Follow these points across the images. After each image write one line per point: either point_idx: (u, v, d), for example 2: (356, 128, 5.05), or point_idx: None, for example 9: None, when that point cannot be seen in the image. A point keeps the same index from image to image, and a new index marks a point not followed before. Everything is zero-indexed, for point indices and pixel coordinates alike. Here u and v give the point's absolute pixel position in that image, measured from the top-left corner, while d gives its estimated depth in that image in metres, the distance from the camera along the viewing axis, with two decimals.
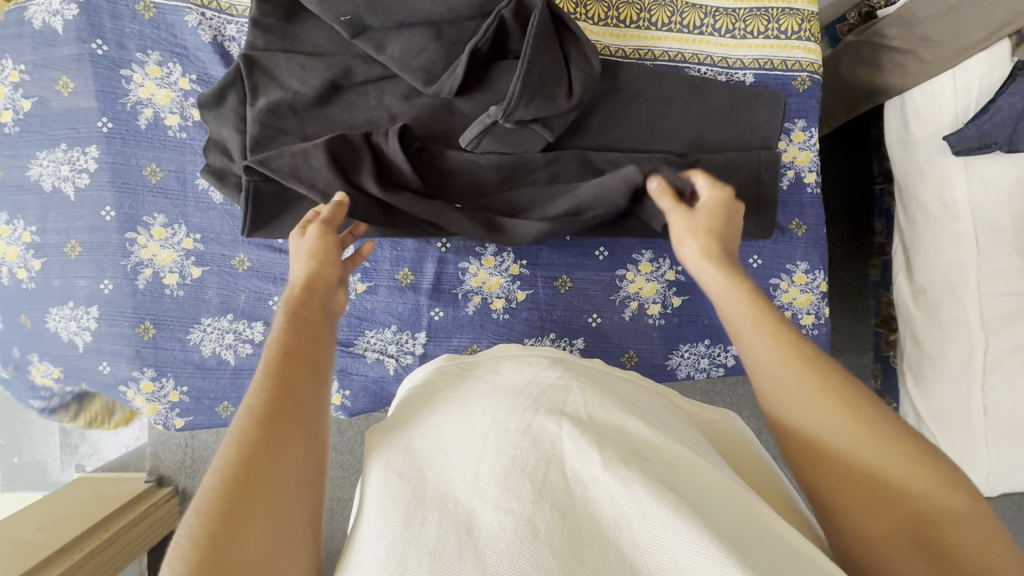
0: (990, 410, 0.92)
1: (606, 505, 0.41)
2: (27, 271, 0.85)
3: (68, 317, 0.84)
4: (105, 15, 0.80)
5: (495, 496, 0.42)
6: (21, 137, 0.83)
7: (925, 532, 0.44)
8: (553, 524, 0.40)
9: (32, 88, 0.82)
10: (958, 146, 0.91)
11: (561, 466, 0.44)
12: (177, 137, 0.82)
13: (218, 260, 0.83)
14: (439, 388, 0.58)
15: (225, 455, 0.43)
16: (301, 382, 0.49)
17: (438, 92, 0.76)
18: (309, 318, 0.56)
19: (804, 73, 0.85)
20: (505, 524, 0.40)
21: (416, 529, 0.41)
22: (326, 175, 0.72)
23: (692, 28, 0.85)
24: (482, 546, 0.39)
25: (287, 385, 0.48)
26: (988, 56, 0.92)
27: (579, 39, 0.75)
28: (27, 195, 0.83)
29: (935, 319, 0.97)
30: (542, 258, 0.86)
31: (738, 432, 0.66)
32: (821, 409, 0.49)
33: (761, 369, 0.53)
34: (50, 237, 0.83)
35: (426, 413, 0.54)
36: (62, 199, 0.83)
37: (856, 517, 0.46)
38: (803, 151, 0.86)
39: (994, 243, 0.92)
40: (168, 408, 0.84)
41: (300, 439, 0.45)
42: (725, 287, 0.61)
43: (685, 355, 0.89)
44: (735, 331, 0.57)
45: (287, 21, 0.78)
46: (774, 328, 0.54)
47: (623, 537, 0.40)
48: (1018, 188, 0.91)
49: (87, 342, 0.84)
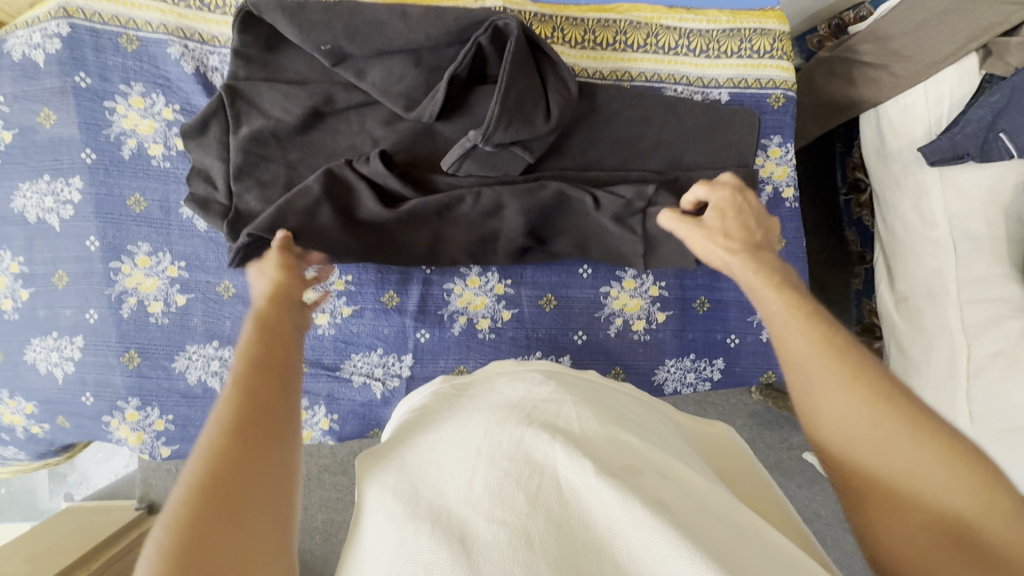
0: (977, 417, 0.92)
1: (599, 512, 0.42)
2: (14, 301, 0.84)
3: (50, 348, 0.84)
4: (87, 48, 0.80)
5: (490, 507, 0.42)
6: (4, 170, 0.83)
7: (953, 529, 0.41)
8: (546, 534, 0.40)
9: (12, 121, 0.82)
10: (933, 158, 0.93)
11: (555, 477, 0.45)
12: (160, 167, 0.82)
13: (203, 288, 0.83)
14: (435, 408, 0.59)
15: (184, 484, 0.41)
16: (270, 402, 0.48)
17: (419, 117, 0.77)
18: (279, 335, 0.56)
19: (778, 90, 0.87)
20: (499, 535, 0.40)
21: (409, 543, 0.40)
22: (336, 230, 0.76)
23: (667, 49, 0.87)
24: (476, 556, 0.39)
25: (255, 408, 0.47)
26: (957, 69, 0.95)
27: (556, 63, 0.77)
28: (13, 227, 0.83)
29: (918, 325, 0.99)
30: (527, 278, 0.87)
31: (735, 442, 0.66)
32: (838, 404, 0.48)
33: (790, 350, 0.53)
34: (38, 267, 0.83)
35: (421, 431, 0.54)
36: (47, 230, 0.83)
37: (880, 518, 0.44)
38: (780, 166, 0.87)
39: (971, 250, 0.93)
40: (154, 436, 0.84)
41: (267, 459, 0.44)
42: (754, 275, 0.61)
43: (671, 370, 0.89)
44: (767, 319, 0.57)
45: (268, 51, 0.79)
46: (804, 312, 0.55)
47: (617, 546, 0.40)
48: (992, 197, 0.93)
49: (69, 372, 0.83)
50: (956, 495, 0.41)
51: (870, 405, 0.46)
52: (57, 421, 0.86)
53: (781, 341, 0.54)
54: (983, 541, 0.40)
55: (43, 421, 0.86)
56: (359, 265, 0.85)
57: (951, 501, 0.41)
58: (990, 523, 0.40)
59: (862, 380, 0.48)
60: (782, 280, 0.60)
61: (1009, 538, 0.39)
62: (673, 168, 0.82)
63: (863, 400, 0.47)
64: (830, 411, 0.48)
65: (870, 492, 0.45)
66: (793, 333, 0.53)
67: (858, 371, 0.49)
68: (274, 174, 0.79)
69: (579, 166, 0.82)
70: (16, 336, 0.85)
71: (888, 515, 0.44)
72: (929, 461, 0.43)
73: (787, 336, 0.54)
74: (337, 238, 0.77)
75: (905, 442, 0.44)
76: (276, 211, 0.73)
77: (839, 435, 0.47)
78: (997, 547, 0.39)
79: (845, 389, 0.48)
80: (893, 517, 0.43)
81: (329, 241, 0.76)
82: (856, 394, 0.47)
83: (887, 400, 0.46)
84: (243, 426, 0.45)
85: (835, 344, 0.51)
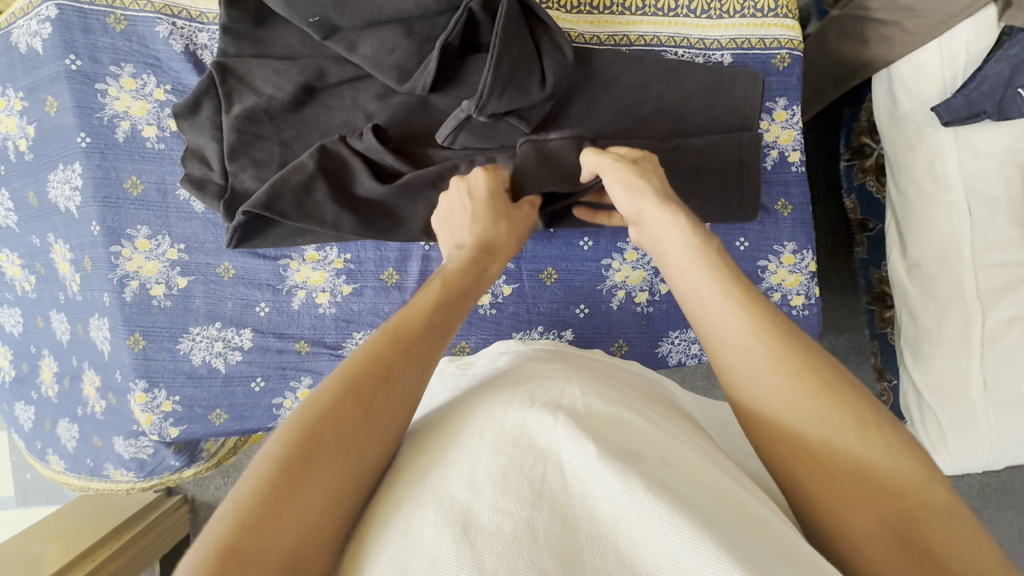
0: (990, 383, 0.91)
1: (603, 500, 0.40)
2: (72, 285, 0.87)
3: (99, 328, 0.85)
4: (76, 30, 0.79)
5: (493, 495, 0.40)
6: (37, 162, 0.85)
7: (904, 528, 0.41)
8: (551, 527, 0.38)
9: (31, 114, 0.84)
10: (948, 117, 0.90)
11: (559, 464, 0.43)
12: (155, 149, 0.82)
13: (203, 269, 0.83)
14: (442, 395, 0.59)
15: (317, 396, 0.47)
16: (415, 360, 0.52)
17: (411, 89, 0.75)
18: (452, 293, 0.60)
19: (784, 50, 0.84)
20: (502, 525, 0.38)
21: (415, 537, 0.39)
22: (332, 207, 0.75)
23: (667, 11, 0.84)
24: (479, 546, 0.37)
25: (416, 343, 0.53)
26: (974, 23, 0.91)
27: (550, 28, 0.74)
28: (54, 215, 0.86)
29: (930, 294, 0.95)
30: (526, 252, 0.86)
31: (738, 427, 0.65)
32: (783, 400, 0.45)
33: (724, 340, 0.49)
34: (73, 253, 0.85)
35: (426, 420, 0.54)
36: (70, 218, 0.84)
37: (836, 517, 0.43)
38: (786, 129, 0.85)
39: (988, 212, 0.90)
40: (162, 418, 0.85)
41: (386, 408, 0.48)
42: (686, 245, 0.56)
43: (675, 342, 0.88)
44: (694, 298, 0.53)
45: (257, 25, 0.78)
46: (744, 296, 0.50)
47: (622, 534, 0.38)
48: (1010, 157, 0.90)
49: (106, 351, 0.85)
50: (909, 488, 0.42)
51: (818, 402, 0.44)
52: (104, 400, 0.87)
53: (718, 330, 0.50)
54: (934, 541, 0.40)
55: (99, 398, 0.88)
56: (357, 243, 0.85)
57: (903, 496, 0.41)
58: (935, 526, 0.41)
59: (808, 371, 0.45)
60: (712, 254, 0.54)
61: (955, 535, 0.40)
62: (675, 134, 0.80)
63: (810, 391, 0.45)
64: (779, 402, 0.45)
65: (829, 492, 0.43)
66: (730, 315, 0.49)
67: (808, 365, 0.46)
68: (268, 154, 0.79)
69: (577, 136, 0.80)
70: (82, 311, 0.87)
71: (844, 519, 0.43)
72: (884, 456, 0.42)
73: (716, 326, 0.50)
74: (335, 214, 0.75)
75: (851, 440, 0.43)
76: (273, 187, 0.73)
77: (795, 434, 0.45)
78: (944, 546, 0.40)
79: (794, 381, 0.45)
80: (849, 521, 0.43)
81: (326, 218, 0.75)
82: (808, 393, 0.45)
83: (838, 393, 0.44)
84: (388, 365, 0.50)
85: (776, 330, 0.48)
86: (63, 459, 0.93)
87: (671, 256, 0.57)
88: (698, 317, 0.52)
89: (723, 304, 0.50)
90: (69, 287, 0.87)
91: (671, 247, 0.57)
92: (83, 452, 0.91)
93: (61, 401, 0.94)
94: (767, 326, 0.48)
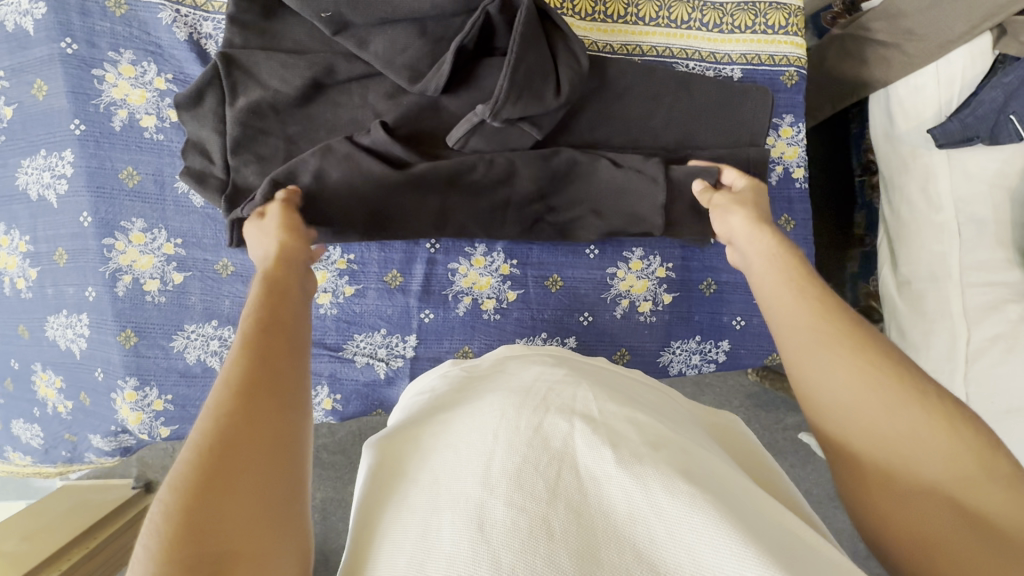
0: (973, 398, 0.93)
1: (620, 501, 0.40)
2: (25, 280, 0.83)
3: (64, 325, 0.82)
4: (73, 12, 0.76)
5: (507, 491, 0.40)
6: (7, 145, 0.81)
7: (960, 503, 0.42)
8: (567, 526, 0.38)
9: (12, 95, 0.80)
10: (943, 140, 0.93)
11: (574, 466, 0.43)
12: (154, 139, 0.79)
13: (200, 266, 0.81)
14: (443, 391, 0.58)
15: (192, 443, 0.39)
16: (283, 355, 0.46)
17: (424, 89, 0.74)
18: (288, 283, 0.53)
19: (792, 68, 0.85)
20: (518, 521, 0.38)
21: (434, 535, 0.39)
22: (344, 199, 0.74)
23: (680, 23, 0.84)
24: (495, 543, 0.37)
25: (259, 376, 0.43)
26: (971, 49, 0.93)
27: (567, 35, 0.74)
28: (19, 205, 0.82)
29: (919, 310, 0.97)
30: (532, 257, 0.86)
31: (743, 433, 0.64)
32: (845, 371, 0.48)
33: (790, 332, 0.53)
34: (43, 245, 0.81)
35: (435, 415, 0.52)
36: (47, 207, 0.80)
37: (886, 485, 0.45)
38: (791, 146, 0.86)
39: (977, 233, 0.93)
40: (153, 417, 0.82)
41: (277, 429, 0.41)
42: (767, 251, 0.61)
43: (676, 352, 0.89)
44: (772, 294, 0.57)
45: (265, 18, 0.76)
46: (819, 292, 0.54)
47: (639, 534, 0.38)
48: (999, 180, 0.93)
49: (83, 348, 0.82)
50: (967, 467, 0.42)
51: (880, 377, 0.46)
52: (79, 399, 0.84)
53: (787, 319, 0.54)
54: (992, 512, 0.40)
55: (67, 397, 0.84)
56: (361, 244, 0.83)
57: (959, 472, 0.42)
58: (991, 497, 0.41)
59: (873, 350, 0.48)
60: (792, 260, 0.58)
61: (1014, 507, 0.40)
62: (683, 146, 0.81)
63: (868, 371, 0.47)
64: (837, 382, 0.48)
65: (866, 478, 0.46)
66: (801, 304, 0.53)
67: (874, 343, 0.49)
68: (273, 149, 0.77)
69: (586, 144, 0.81)
70: (31, 313, 0.84)
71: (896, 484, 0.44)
72: (943, 431, 0.43)
73: (788, 312, 0.54)
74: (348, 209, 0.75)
75: (910, 412, 0.45)
76: (276, 181, 0.71)
77: (837, 417, 0.48)
78: (1002, 519, 0.40)
79: (860, 363, 0.48)
80: (901, 488, 0.44)
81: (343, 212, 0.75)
82: (874, 367, 0.47)
83: (888, 377, 0.46)
84: (240, 417, 0.40)
85: (846, 317, 0.52)
86: (28, 455, 0.88)
87: (754, 259, 0.61)
88: (771, 315, 0.56)
89: (793, 298, 0.54)
90: (15, 285, 0.84)
91: (754, 254, 0.62)
92: (54, 446, 0.87)
93: (5, 404, 0.89)
94: (833, 315, 0.52)
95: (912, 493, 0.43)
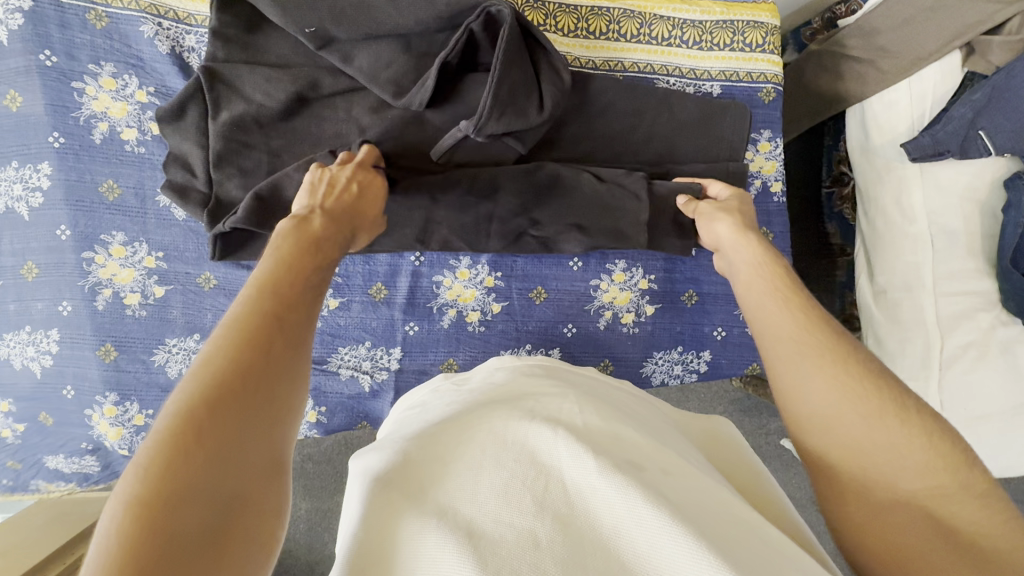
0: (946, 405, 0.96)
1: (606, 515, 0.40)
2: None
3: (24, 342, 0.80)
4: (52, 24, 0.76)
5: (497, 506, 0.41)
6: None
7: (934, 512, 0.43)
8: (554, 535, 0.39)
9: None
10: (916, 154, 0.95)
11: (562, 479, 0.43)
12: (135, 152, 0.79)
13: (182, 279, 0.80)
14: (433, 405, 0.59)
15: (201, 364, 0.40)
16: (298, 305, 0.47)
17: (408, 105, 0.74)
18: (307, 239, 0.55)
19: (769, 84, 0.87)
20: (506, 535, 0.39)
21: (422, 549, 0.39)
22: None
23: (661, 40, 0.86)
24: (484, 550, 0.38)
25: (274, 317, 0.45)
26: (941, 67, 0.97)
27: (548, 50, 0.74)
28: None
29: (895, 319, 0.99)
30: (517, 269, 0.86)
31: (735, 437, 0.65)
32: (824, 384, 0.49)
33: (772, 343, 0.54)
34: (8, 259, 0.79)
35: (427, 427, 0.53)
36: (16, 220, 0.78)
37: (864, 499, 0.46)
38: (769, 160, 0.88)
39: (948, 244, 0.96)
40: (133, 431, 0.82)
41: (283, 373, 0.43)
42: (757, 260, 0.62)
43: (659, 362, 0.90)
44: (756, 304, 0.58)
45: (248, 31, 0.76)
46: (801, 301, 0.56)
47: (624, 548, 0.38)
48: (968, 194, 0.96)
49: (49, 365, 0.80)
50: (943, 477, 0.44)
51: (861, 391, 0.48)
52: (38, 419, 0.82)
53: (771, 328, 0.55)
54: (962, 521, 0.42)
55: (20, 419, 0.82)
56: (346, 257, 0.83)
57: (935, 482, 0.44)
58: (965, 509, 0.43)
59: (854, 362, 0.49)
60: (779, 269, 0.60)
61: (986, 516, 0.42)
62: (665, 160, 0.83)
63: (846, 385, 0.48)
64: (815, 395, 0.49)
65: (845, 488, 0.47)
66: (785, 313, 0.55)
67: (851, 355, 0.50)
68: (256, 162, 0.76)
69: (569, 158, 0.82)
70: None
71: (873, 496, 0.46)
72: (920, 443, 0.45)
73: (770, 321, 0.55)
74: None
75: (889, 425, 0.46)
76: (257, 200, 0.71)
77: (817, 429, 0.49)
78: (974, 529, 0.42)
79: (840, 377, 0.49)
80: (877, 500, 0.46)
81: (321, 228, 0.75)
82: (850, 381, 0.48)
83: (867, 387, 0.48)
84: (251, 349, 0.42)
85: (824, 332, 0.52)
86: None
87: (739, 271, 0.63)
88: (756, 324, 0.57)
89: (778, 306, 0.56)
90: None
91: (742, 262, 0.63)
92: None
93: None
94: (813, 326, 0.53)
95: (887, 505, 0.45)
